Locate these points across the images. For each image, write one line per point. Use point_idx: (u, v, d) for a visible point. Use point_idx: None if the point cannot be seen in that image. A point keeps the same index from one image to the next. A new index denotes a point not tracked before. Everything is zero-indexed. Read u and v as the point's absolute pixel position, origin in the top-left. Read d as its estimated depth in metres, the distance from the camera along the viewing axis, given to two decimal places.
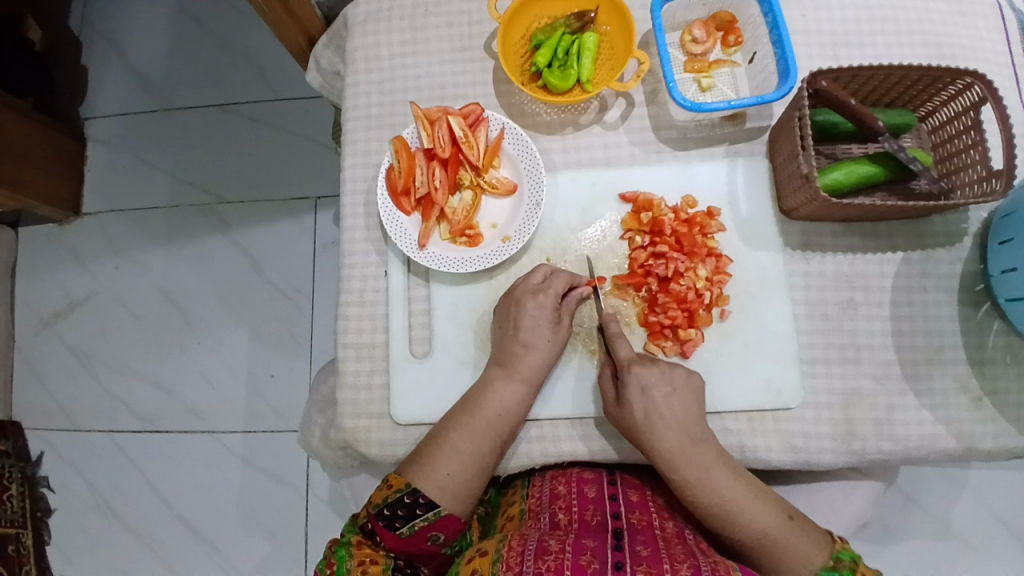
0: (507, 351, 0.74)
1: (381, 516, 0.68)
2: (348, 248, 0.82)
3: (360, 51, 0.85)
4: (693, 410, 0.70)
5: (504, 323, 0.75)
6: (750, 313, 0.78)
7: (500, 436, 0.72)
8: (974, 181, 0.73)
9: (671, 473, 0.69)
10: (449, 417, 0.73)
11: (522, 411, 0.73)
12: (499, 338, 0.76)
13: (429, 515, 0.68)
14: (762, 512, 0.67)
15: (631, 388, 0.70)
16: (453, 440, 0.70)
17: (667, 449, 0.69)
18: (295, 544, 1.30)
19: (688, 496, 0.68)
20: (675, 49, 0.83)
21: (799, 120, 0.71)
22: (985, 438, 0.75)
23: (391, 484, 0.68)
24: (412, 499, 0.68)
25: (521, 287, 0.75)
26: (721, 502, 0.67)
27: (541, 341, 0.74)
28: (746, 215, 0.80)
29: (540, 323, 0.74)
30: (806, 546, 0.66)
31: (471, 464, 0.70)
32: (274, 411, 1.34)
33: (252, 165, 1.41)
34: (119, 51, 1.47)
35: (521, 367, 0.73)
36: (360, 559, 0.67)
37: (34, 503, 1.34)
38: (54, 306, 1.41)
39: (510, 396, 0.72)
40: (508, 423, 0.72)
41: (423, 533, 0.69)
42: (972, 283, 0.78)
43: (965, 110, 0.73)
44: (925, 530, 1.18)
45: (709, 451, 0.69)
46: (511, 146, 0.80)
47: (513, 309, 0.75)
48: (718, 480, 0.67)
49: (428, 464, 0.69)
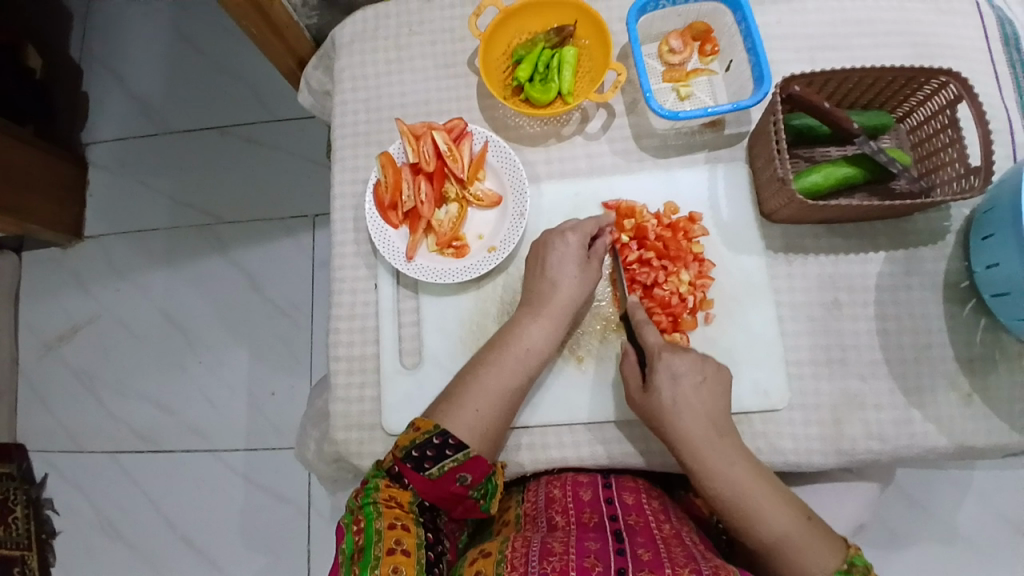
0: (535, 291, 0.76)
1: (410, 458, 0.64)
2: (338, 263, 0.83)
3: (346, 71, 0.88)
4: (722, 402, 0.71)
5: (534, 262, 0.78)
6: (735, 316, 0.79)
7: (528, 373, 0.72)
8: (953, 178, 0.74)
9: (695, 463, 0.68)
10: (478, 357, 0.73)
11: (549, 349, 0.74)
12: (528, 278, 0.78)
13: (458, 456, 0.65)
14: (783, 517, 0.66)
15: (660, 374, 0.71)
16: (482, 377, 0.71)
17: (693, 437, 0.68)
18: (297, 560, 1.30)
19: (707, 486, 0.68)
20: (653, 60, 0.85)
21: (775, 125, 0.72)
22: (977, 436, 0.75)
23: (417, 426, 0.65)
24: (441, 440, 0.64)
25: (551, 228, 0.78)
26: (744, 498, 0.66)
27: (570, 278, 0.75)
28: (728, 219, 0.81)
29: (569, 261, 0.75)
30: (823, 554, 0.64)
31: (500, 401, 0.70)
32: (275, 427, 1.35)
33: (249, 185, 1.44)
34: (118, 78, 1.50)
35: (549, 306, 0.75)
36: (389, 519, 0.62)
37: (39, 525, 1.35)
38: (58, 330, 1.43)
39: (538, 333, 0.74)
40: (535, 360, 0.73)
41: (452, 473, 0.65)
42: (956, 280, 0.79)
43: (942, 108, 0.74)
44: (928, 531, 1.18)
45: (735, 445, 0.69)
46: (494, 159, 0.82)
47: (542, 249, 0.77)
48: (741, 476, 0.67)
49: (458, 402, 0.69)
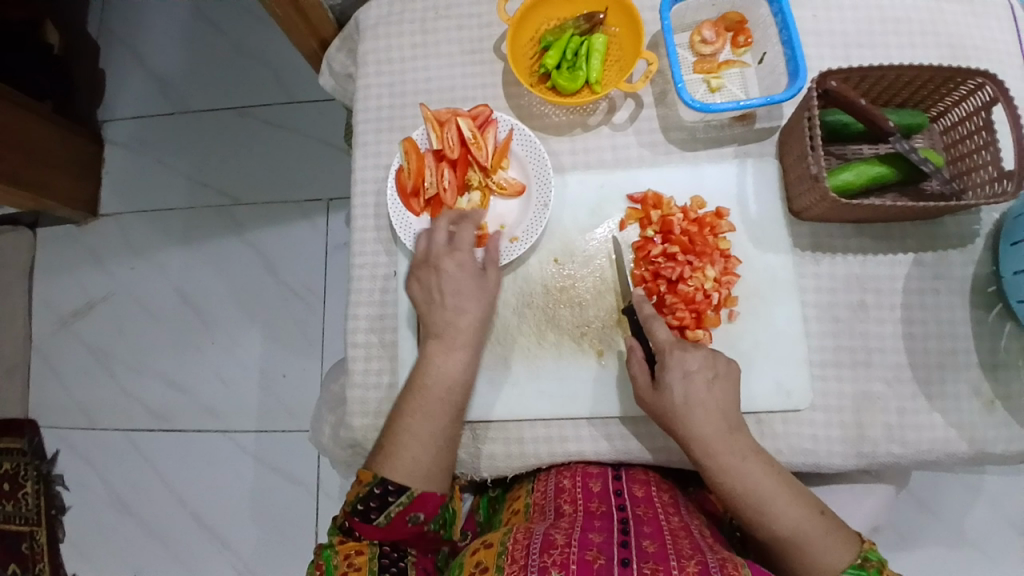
0: (436, 320, 0.75)
1: (357, 511, 0.69)
2: (358, 248, 0.82)
3: (371, 54, 0.86)
4: (734, 398, 0.70)
5: (428, 293, 0.76)
6: (760, 314, 0.78)
7: (453, 405, 0.72)
8: (985, 182, 0.72)
9: (706, 459, 0.68)
10: (400, 400, 0.73)
11: (470, 373, 0.74)
12: (425, 313, 0.76)
13: (402, 499, 0.69)
14: (796, 513, 0.65)
15: (671, 371, 0.69)
16: (407, 421, 0.71)
17: (706, 434, 0.67)
18: (305, 541, 1.31)
19: (720, 484, 0.67)
20: (684, 50, 0.83)
21: (809, 121, 0.71)
22: (999, 443, 0.74)
23: (361, 479, 0.69)
24: (382, 489, 0.68)
25: (428, 254, 0.76)
26: (756, 494, 0.66)
27: (471, 302, 0.75)
28: (756, 215, 0.80)
29: (463, 281, 0.75)
30: (836, 549, 0.64)
31: (432, 438, 0.71)
32: (286, 409, 1.35)
33: (265, 167, 1.43)
34: (137, 55, 1.49)
35: (457, 334, 0.74)
36: (346, 553, 0.68)
37: (49, 499, 1.37)
38: (72, 305, 1.43)
39: (453, 363, 0.73)
40: (460, 391, 0.73)
41: (400, 517, 0.69)
42: (984, 285, 0.77)
43: (977, 110, 0.72)
44: (940, 536, 1.17)
45: (746, 441, 0.68)
46: (519, 147, 0.81)
47: (433, 276, 0.75)
48: (753, 471, 0.67)
49: (391, 453, 0.70)
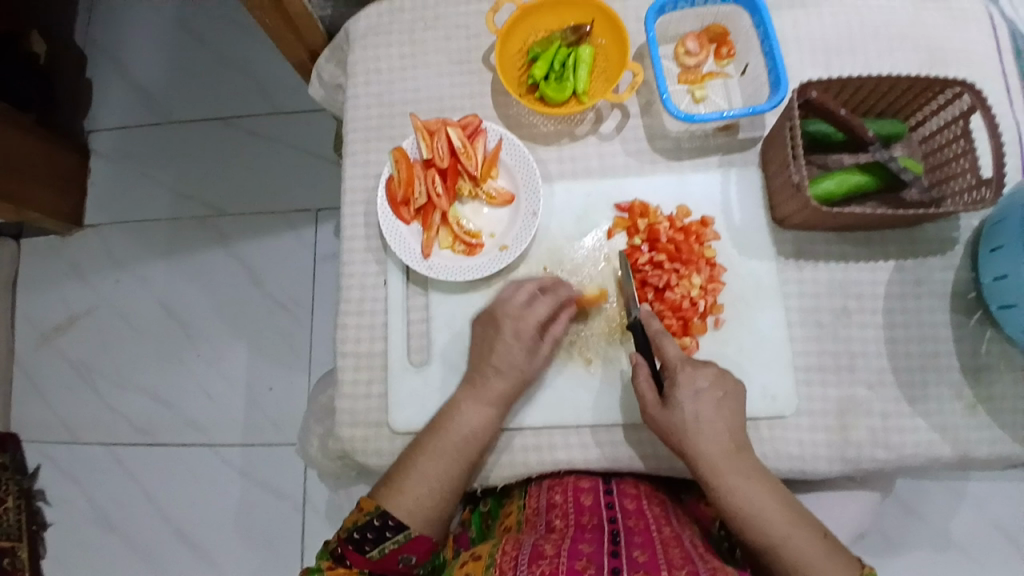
0: (479, 371, 0.75)
1: (351, 539, 0.70)
2: (347, 258, 0.83)
3: (360, 65, 0.87)
4: (740, 418, 0.71)
5: (479, 347, 0.76)
6: (745, 320, 0.79)
7: (468, 459, 0.73)
8: (964, 189, 0.74)
9: (715, 477, 0.68)
10: (419, 438, 0.74)
11: (492, 432, 0.74)
12: (472, 360, 0.77)
13: (398, 537, 0.71)
14: (799, 535, 0.66)
15: (683, 389, 0.70)
16: (421, 463, 0.72)
17: (714, 453, 0.68)
18: (295, 552, 1.30)
19: (725, 504, 0.68)
20: (669, 61, 0.84)
21: (791, 130, 0.72)
22: (980, 445, 0.75)
23: (361, 507, 0.71)
24: (381, 521, 0.70)
25: (502, 308, 0.76)
26: (761, 514, 0.67)
27: (514, 367, 0.74)
28: (740, 224, 0.81)
29: (516, 350, 0.74)
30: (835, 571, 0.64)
31: (442, 486, 0.72)
32: (276, 419, 1.35)
33: (254, 177, 1.43)
34: (125, 65, 1.49)
35: (488, 390, 0.74)
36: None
37: (31, 515, 1.35)
38: (56, 320, 1.42)
39: (479, 420, 0.73)
40: (478, 444, 0.74)
41: (393, 554, 0.71)
42: (964, 291, 0.79)
43: (955, 119, 0.74)
44: (926, 538, 1.18)
45: (751, 461, 0.69)
46: (508, 157, 0.82)
47: (492, 332, 0.75)
48: (758, 493, 0.68)
49: (399, 487, 0.71)
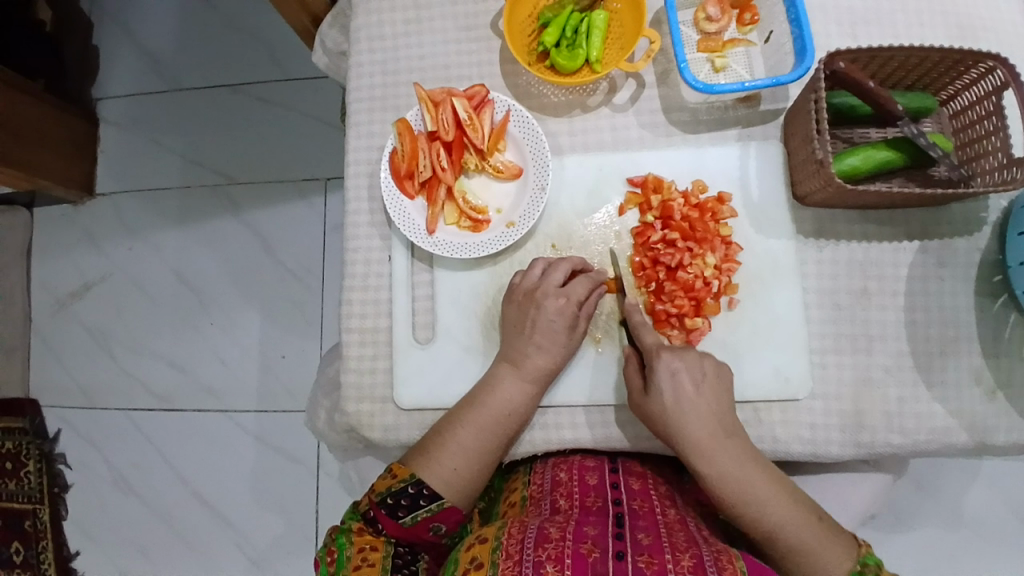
0: (518, 348, 0.74)
1: (384, 504, 0.68)
2: (352, 232, 0.81)
3: (364, 31, 0.84)
4: (725, 401, 0.69)
5: (518, 321, 0.74)
6: (759, 302, 0.77)
7: (505, 433, 0.72)
8: (994, 169, 0.70)
9: (699, 463, 0.67)
10: (454, 412, 0.73)
11: (529, 409, 0.73)
12: (509, 335, 0.75)
13: (432, 506, 0.68)
14: (792, 515, 0.65)
15: (660, 374, 0.69)
16: (459, 435, 0.70)
17: (697, 439, 0.67)
18: (305, 520, 1.32)
19: (716, 490, 0.67)
20: (688, 28, 0.80)
21: (815, 103, 0.68)
22: (1000, 433, 0.73)
23: (394, 474, 0.68)
24: (416, 489, 0.68)
25: (540, 284, 0.74)
26: (750, 497, 0.65)
27: (555, 345, 0.73)
28: (758, 200, 0.78)
29: (557, 327, 0.73)
30: (834, 552, 0.64)
31: (478, 461, 0.70)
32: (284, 391, 1.35)
33: (260, 146, 1.41)
34: (128, 30, 1.46)
35: (530, 368, 0.73)
36: (360, 546, 0.68)
37: (52, 478, 1.38)
38: (69, 287, 1.43)
39: (519, 395, 0.72)
40: (513, 422, 0.72)
41: (425, 523, 0.69)
42: (989, 274, 0.75)
43: (987, 95, 0.70)
44: (936, 519, 1.17)
45: (739, 444, 0.68)
46: (516, 129, 0.78)
47: (532, 309, 0.73)
48: (749, 476, 0.66)
49: (434, 455, 0.69)
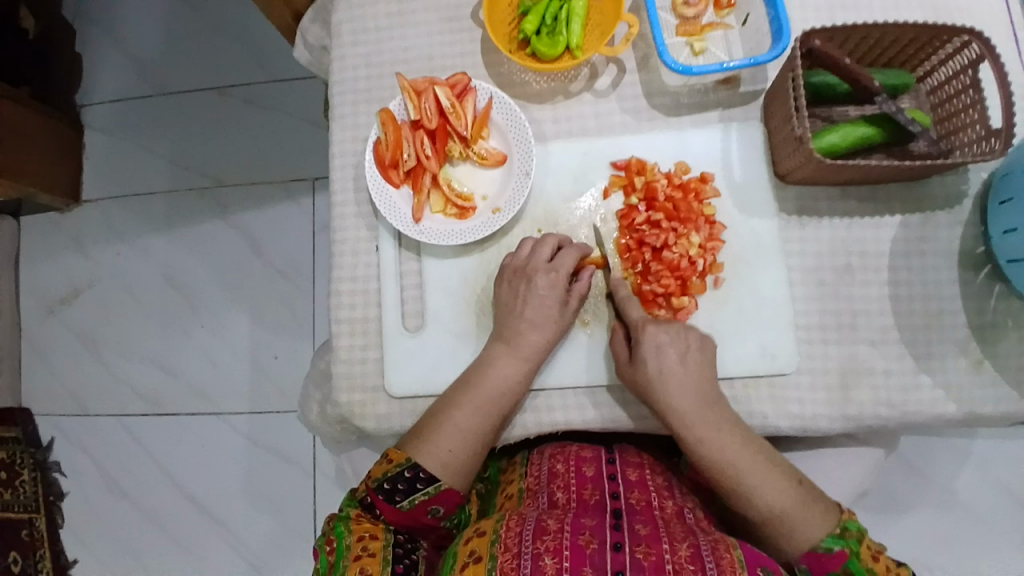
0: (511, 328, 0.74)
1: (381, 489, 0.68)
2: (339, 224, 0.81)
3: (346, 24, 0.84)
4: (709, 371, 0.70)
5: (510, 301, 0.75)
6: (745, 280, 0.77)
7: (502, 411, 0.72)
8: (973, 141, 0.71)
9: (683, 430, 0.68)
10: (449, 395, 0.73)
11: (524, 388, 0.74)
12: (502, 316, 0.76)
13: (429, 489, 0.68)
14: (774, 481, 0.65)
15: (644, 345, 0.70)
16: (455, 416, 0.70)
17: (681, 407, 0.68)
18: (302, 521, 1.31)
19: (697, 456, 0.68)
20: (666, 13, 0.81)
21: (792, 81, 0.69)
22: (986, 403, 0.74)
23: (390, 458, 0.68)
24: (412, 473, 0.68)
25: (530, 262, 0.75)
26: (731, 465, 0.66)
27: (548, 322, 0.74)
28: (741, 180, 0.79)
29: (548, 304, 0.74)
30: (812, 517, 0.64)
31: (474, 441, 0.70)
32: (278, 392, 1.35)
33: (248, 148, 1.41)
34: (112, 36, 1.46)
35: (525, 345, 0.73)
36: (359, 534, 0.67)
37: (46, 487, 1.37)
38: (59, 294, 1.42)
39: (514, 374, 0.73)
40: (509, 401, 0.73)
41: (423, 506, 0.69)
42: (972, 246, 0.76)
43: (963, 68, 0.71)
44: (930, 499, 1.18)
45: (724, 413, 0.68)
46: (500, 116, 0.79)
47: (523, 287, 0.74)
48: (733, 442, 0.67)
49: (430, 437, 0.69)
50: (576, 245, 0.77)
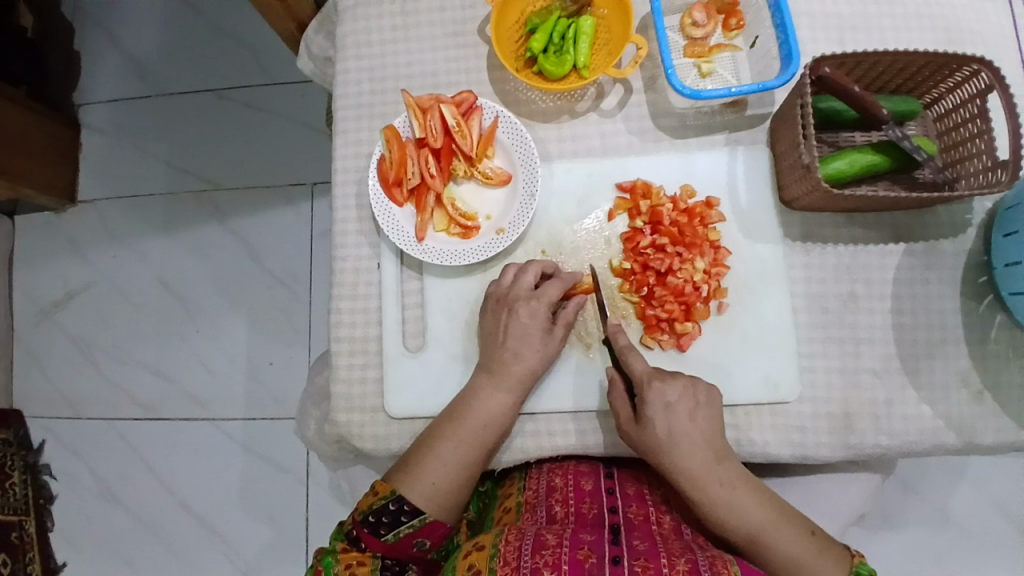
0: (496, 358, 0.73)
1: (366, 522, 0.68)
2: (340, 240, 0.80)
3: (350, 37, 0.83)
4: (715, 424, 0.69)
5: (494, 330, 0.74)
6: (748, 305, 0.77)
7: (485, 442, 0.71)
8: (978, 171, 0.71)
9: (694, 492, 0.67)
10: (434, 425, 0.72)
11: (509, 418, 0.73)
12: (486, 344, 0.75)
13: (414, 522, 0.68)
14: (787, 534, 0.66)
15: (652, 406, 0.68)
16: (437, 450, 0.70)
17: (693, 468, 0.67)
18: (296, 529, 1.30)
19: (710, 514, 0.68)
20: (675, 33, 0.80)
21: (801, 108, 0.69)
22: (986, 433, 0.74)
23: (377, 491, 0.69)
24: (397, 506, 0.67)
25: (512, 291, 0.74)
26: (743, 520, 0.67)
27: (531, 351, 0.73)
28: (746, 205, 0.78)
29: (531, 332, 0.73)
30: (826, 566, 0.66)
31: (457, 473, 0.70)
32: (274, 399, 1.34)
33: (247, 152, 1.39)
34: (112, 36, 1.44)
35: (508, 375, 0.72)
36: (347, 563, 0.67)
37: (38, 489, 1.36)
38: (53, 295, 1.40)
39: (496, 404, 0.72)
40: (493, 431, 0.72)
41: (408, 539, 0.69)
42: (975, 276, 0.76)
43: (972, 97, 0.71)
44: (925, 517, 1.18)
45: (732, 469, 0.68)
46: (505, 135, 0.78)
47: (505, 316, 0.73)
48: (744, 498, 0.67)
49: (413, 470, 0.69)
50: (559, 273, 0.76)
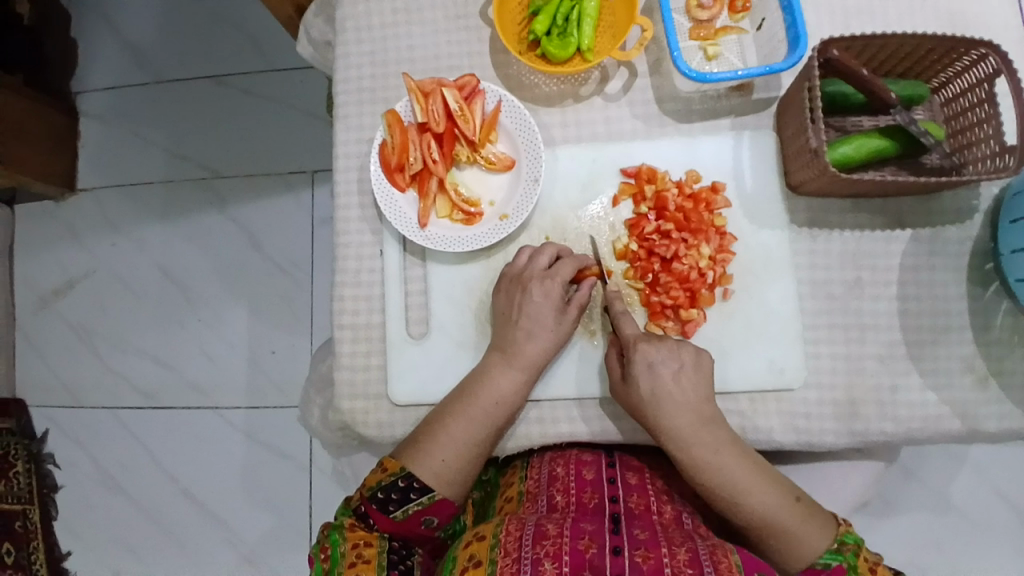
0: (509, 338, 0.73)
1: (375, 499, 0.67)
2: (342, 227, 0.80)
3: (350, 21, 0.82)
4: (704, 390, 0.69)
5: (507, 310, 0.74)
6: (753, 292, 0.76)
7: (497, 424, 0.71)
8: (986, 156, 0.70)
9: (680, 453, 0.68)
10: (446, 403, 0.72)
11: (520, 399, 0.72)
12: (500, 324, 0.75)
13: (422, 499, 0.68)
14: (771, 496, 0.66)
15: (637, 365, 0.69)
16: (450, 427, 0.70)
17: (678, 428, 0.67)
18: (298, 517, 1.31)
19: (693, 476, 0.68)
20: (680, 15, 0.79)
21: (809, 92, 0.68)
22: (990, 420, 0.74)
23: (385, 467, 0.68)
24: (406, 483, 0.67)
25: (527, 271, 0.74)
26: (728, 483, 0.66)
27: (544, 331, 0.72)
28: (752, 191, 0.78)
29: (544, 312, 0.73)
30: (812, 532, 0.65)
31: (468, 452, 0.70)
32: (275, 387, 1.34)
33: (246, 139, 1.38)
34: (108, 21, 1.42)
35: (521, 356, 0.72)
36: (353, 542, 0.66)
37: (41, 477, 1.36)
38: (53, 284, 1.40)
39: (509, 385, 0.72)
40: (506, 412, 0.72)
41: (417, 516, 0.68)
42: (981, 262, 0.76)
43: (979, 82, 0.69)
44: (925, 504, 1.19)
45: (720, 432, 0.68)
46: (509, 120, 0.77)
47: (518, 296, 0.73)
48: (730, 462, 0.66)
49: (424, 448, 0.69)
50: (574, 255, 0.75)
